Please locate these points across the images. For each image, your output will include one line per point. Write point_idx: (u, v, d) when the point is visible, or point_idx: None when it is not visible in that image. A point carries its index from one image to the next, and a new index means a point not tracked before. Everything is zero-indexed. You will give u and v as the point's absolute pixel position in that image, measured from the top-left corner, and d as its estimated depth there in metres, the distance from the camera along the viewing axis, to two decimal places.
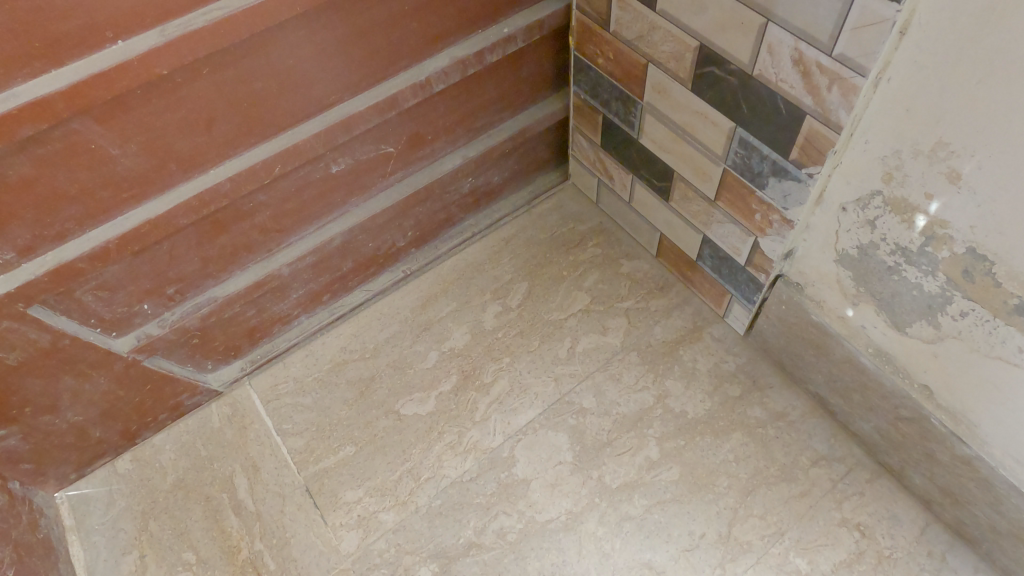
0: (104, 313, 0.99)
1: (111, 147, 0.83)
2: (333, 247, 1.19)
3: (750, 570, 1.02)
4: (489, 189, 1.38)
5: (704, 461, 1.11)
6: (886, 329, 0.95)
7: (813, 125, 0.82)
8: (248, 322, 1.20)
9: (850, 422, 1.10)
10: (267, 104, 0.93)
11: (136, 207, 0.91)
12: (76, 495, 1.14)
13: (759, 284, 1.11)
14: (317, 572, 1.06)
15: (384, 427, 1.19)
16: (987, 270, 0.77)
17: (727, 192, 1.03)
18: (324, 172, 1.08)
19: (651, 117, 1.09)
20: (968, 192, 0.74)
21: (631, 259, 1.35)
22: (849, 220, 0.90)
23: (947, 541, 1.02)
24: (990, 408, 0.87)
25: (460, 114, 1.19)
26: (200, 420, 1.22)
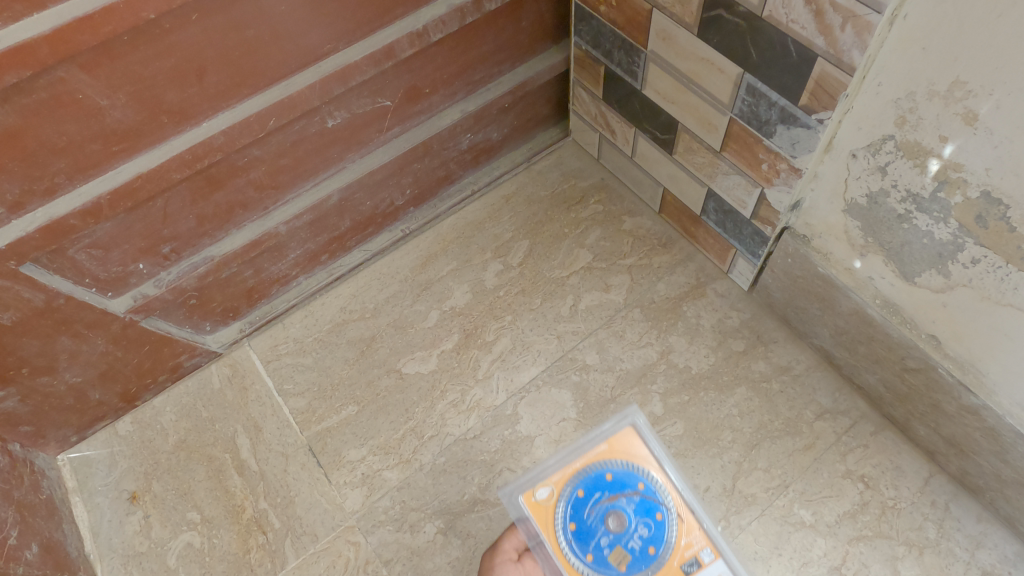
0: (99, 272, 0.97)
1: (100, 98, 0.80)
2: (330, 205, 1.17)
3: (754, 522, 1.03)
4: (488, 145, 1.35)
5: (708, 416, 1.11)
6: (894, 279, 0.94)
7: (824, 68, 0.79)
8: (245, 283, 1.18)
9: (855, 374, 1.10)
10: (260, 54, 0.89)
11: (127, 161, 0.88)
12: (78, 457, 1.14)
13: (764, 237, 1.09)
14: (323, 529, 1.07)
15: (386, 386, 1.18)
16: (1001, 214, 0.75)
17: (733, 142, 1.01)
18: (321, 127, 1.05)
19: (655, 67, 1.06)
20: (984, 133, 0.72)
21: (633, 216, 1.33)
22: (859, 167, 0.88)
23: (951, 491, 1.03)
24: (1000, 357, 0.87)
25: (459, 66, 1.15)
26: (200, 381, 1.21)
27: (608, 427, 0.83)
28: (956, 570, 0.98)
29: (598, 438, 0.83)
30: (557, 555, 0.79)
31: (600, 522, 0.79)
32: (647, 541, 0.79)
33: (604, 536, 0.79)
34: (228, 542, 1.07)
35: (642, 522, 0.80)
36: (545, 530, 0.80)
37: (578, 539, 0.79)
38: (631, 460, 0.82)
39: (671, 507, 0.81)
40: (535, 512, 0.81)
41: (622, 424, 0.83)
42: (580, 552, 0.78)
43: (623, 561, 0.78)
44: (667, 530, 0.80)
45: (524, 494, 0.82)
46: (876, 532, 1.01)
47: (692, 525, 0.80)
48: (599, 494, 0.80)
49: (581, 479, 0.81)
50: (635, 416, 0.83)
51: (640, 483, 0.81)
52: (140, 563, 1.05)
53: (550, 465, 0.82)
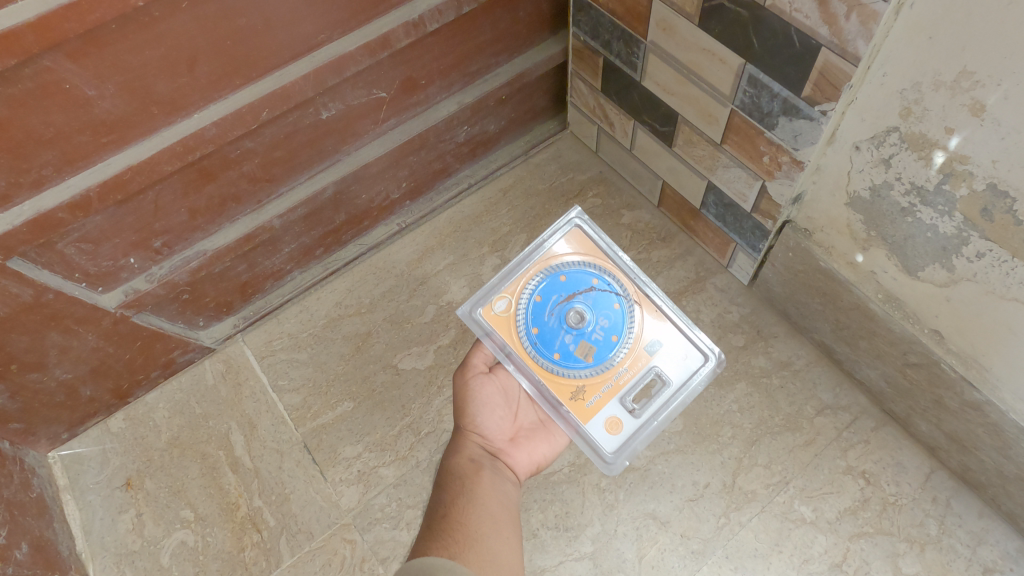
0: (89, 267, 0.95)
1: (87, 88, 0.78)
2: (325, 198, 1.15)
3: (754, 518, 1.02)
4: (485, 138, 1.33)
5: (708, 412, 1.10)
6: (897, 273, 0.93)
7: (829, 58, 0.78)
8: (239, 277, 1.16)
9: (856, 370, 1.09)
10: (252, 44, 0.87)
11: (117, 153, 0.86)
12: (69, 454, 1.12)
13: (765, 231, 1.08)
14: (318, 527, 1.06)
15: (382, 381, 1.17)
16: (1008, 207, 0.74)
17: (733, 134, 0.99)
18: (315, 118, 1.03)
19: (654, 57, 1.04)
20: (991, 125, 0.71)
21: (632, 210, 1.32)
22: (862, 160, 0.87)
23: (952, 487, 1.02)
24: (1004, 353, 0.85)
25: (455, 57, 1.13)
26: (193, 377, 1.19)
27: (554, 231, 0.83)
28: (957, 567, 0.97)
29: (547, 244, 0.83)
30: (526, 361, 0.79)
31: (560, 320, 0.80)
32: (609, 331, 0.80)
33: (568, 334, 0.79)
34: (223, 540, 1.06)
35: (601, 314, 0.80)
36: (509, 341, 0.80)
37: (541, 341, 0.79)
38: (580, 258, 0.82)
39: (629, 295, 0.82)
40: (498, 325, 0.80)
41: (566, 226, 0.83)
42: (546, 352, 0.79)
43: (590, 353, 0.79)
44: (628, 318, 0.81)
45: (483, 309, 0.80)
46: (877, 529, 1.00)
47: (647, 311, 0.81)
48: (556, 296, 0.80)
49: (537, 282, 0.81)
50: (579, 216, 0.83)
51: (594, 279, 0.81)
52: (133, 562, 1.04)
53: (501, 276, 0.82)
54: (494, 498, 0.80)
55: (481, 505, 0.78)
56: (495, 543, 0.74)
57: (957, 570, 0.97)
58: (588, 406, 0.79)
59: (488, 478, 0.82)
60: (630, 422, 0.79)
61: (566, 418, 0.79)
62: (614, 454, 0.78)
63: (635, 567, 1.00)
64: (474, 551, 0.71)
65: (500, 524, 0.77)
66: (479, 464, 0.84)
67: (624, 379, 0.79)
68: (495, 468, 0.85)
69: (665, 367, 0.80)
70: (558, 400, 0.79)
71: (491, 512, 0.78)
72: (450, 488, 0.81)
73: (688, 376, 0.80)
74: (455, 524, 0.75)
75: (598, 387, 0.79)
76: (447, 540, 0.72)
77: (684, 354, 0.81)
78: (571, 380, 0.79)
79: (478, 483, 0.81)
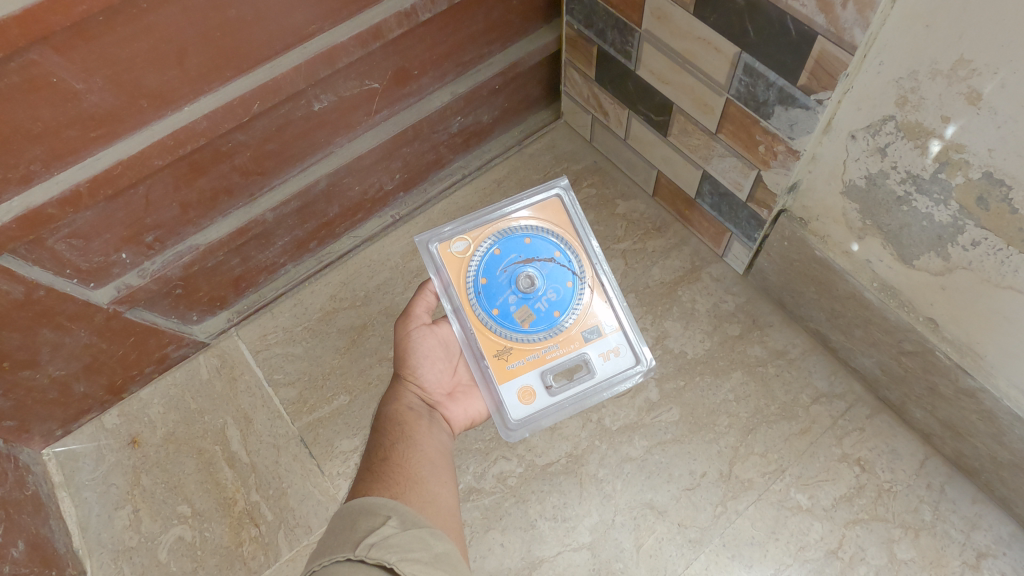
0: (80, 263, 0.94)
1: (75, 82, 0.76)
2: (318, 190, 1.14)
3: (751, 506, 1.03)
4: (478, 128, 1.32)
5: (704, 401, 1.10)
6: (892, 262, 0.93)
7: (825, 47, 0.77)
8: (232, 272, 1.15)
9: (851, 358, 1.09)
10: (243, 35, 0.86)
11: (106, 148, 0.85)
12: (64, 451, 1.11)
13: (760, 221, 1.08)
14: (316, 521, 1.06)
15: (378, 374, 1.17)
16: (1003, 196, 0.74)
17: (729, 124, 0.99)
18: (307, 110, 1.02)
19: (649, 46, 1.03)
20: (988, 113, 0.70)
21: (627, 199, 1.31)
22: (858, 148, 0.87)
23: (946, 473, 1.03)
24: (998, 340, 0.86)
25: (448, 47, 1.12)
26: (188, 372, 1.18)
27: (535, 195, 0.87)
28: (951, 552, 0.98)
29: (523, 205, 0.87)
30: (466, 306, 0.83)
31: (510, 279, 0.84)
32: (553, 305, 0.85)
33: (512, 295, 0.84)
34: (220, 535, 1.05)
35: (551, 287, 0.85)
36: (455, 282, 0.84)
37: (486, 292, 0.84)
38: (548, 228, 0.87)
39: (583, 278, 0.87)
40: (449, 263, 0.84)
41: (547, 193, 0.87)
42: (486, 304, 0.84)
43: (527, 319, 0.84)
44: (574, 299, 0.86)
45: (440, 244, 0.84)
46: (872, 515, 1.01)
47: (595, 298, 0.87)
48: (514, 256, 0.85)
49: (499, 239, 0.85)
50: (561, 189, 0.87)
51: (556, 252, 0.86)
52: (131, 558, 1.04)
53: (466, 219, 0.85)
54: (432, 445, 0.80)
55: (420, 450, 0.78)
56: (435, 487, 0.74)
57: (952, 555, 0.98)
58: (509, 368, 0.83)
59: (426, 427, 0.82)
60: (543, 397, 0.84)
61: (483, 372, 0.83)
62: (515, 420, 0.83)
63: (633, 556, 1.01)
64: (415, 492, 0.71)
65: (439, 469, 0.77)
66: (417, 414, 0.83)
67: (551, 354, 0.84)
68: (433, 418, 0.85)
69: (594, 356, 0.85)
70: (483, 353, 0.83)
71: (429, 457, 0.78)
72: (390, 433, 0.80)
73: (612, 372, 0.86)
74: (395, 465, 0.74)
75: (524, 354, 0.84)
76: (389, 481, 0.71)
77: (615, 351, 0.86)
78: (499, 338, 0.83)
79: (416, 431, 0.80)
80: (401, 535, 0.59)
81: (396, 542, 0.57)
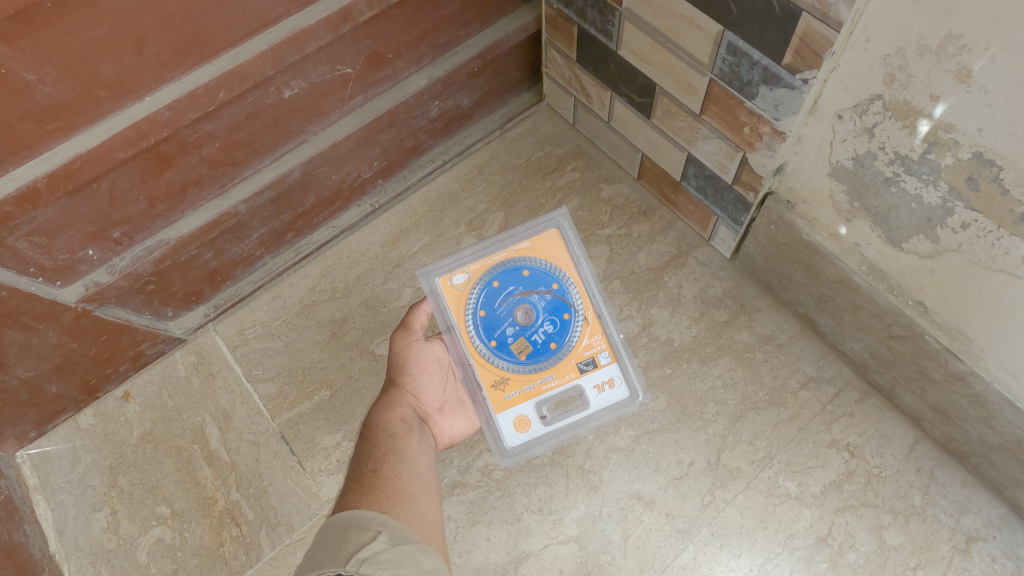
0: (44, 261, 0.91)
1: (26, 73, 0.73)
2: (293, 181, 1.11)
3: (739, 495, 1.01)
4: (458, 113, 1.28)
5: (692, 389, 1.09)
6: (880, 245, 0.91)
7: (809, 23, 0.74)
8: (206, 266, 1.12)
9: (840, 342, 1.07)
10: (205, 20, 0.82)
11: (63, 141, 0.81)
12: (38, 453, 1.09)
13: (747, 204, 1.05)
14: (298, 519, 1.04)
15: (359, 368, 1.14)
16: (994, 176, 0.71)
17: (713, 105, 0.96)
18: (277, 98, 0.98)
19: (630, 25, 0.99)
20: (978, 91, 0.68)
21: (611, 183, 1.28)
22: (845, 129, 0.84)
23: (936, 457, 1.02)
24: (988, 324, 0.84)
25: (423, 29, 1.08)
26: (164, 369, 1.15)
27: (534, 227, 0.86)
28: (940, 537, 0.97)
29: (522, 236, 0.86)
30: (465, 339, 0.83)
31: (508, 312, 0.84)
32: (550, 337, 0.84)
33: (510, 326, 0.84)
34: (201, 536, 1.04)
35: (548, 320, 0.85)
36: (455, 314, 0.84)
37: (485, 325, 0.84)
38: (549, 261, 0.86)
39: (579, 313, 0.86)
40: (450, 296, 0.84)
41: (546, 225, 0.86)
42: (485, 336, 0.84)
43: (524, 351, 0.84)
44: (572, 329, 0.85)
45: (442, 277, 0.85)
46: (861, 502, 1.00)
47: (591, 331, 0.85)
48: (512, 288, 0.85)
49: (498, 271, 0.85)
50: (561, 220, 0.86)
51: (554, 283, 0.85)
52: (109, 561, 1.02)
53: (468, 253, 0.85)
54: (421, 461, 0.77)
55: (410, 465, 0.75)
56: (423, 503, 0.71)
57: (941, 539, 0.97)
58: (505, 398, 0.83)
59: (417, 442, 0.79)
60: (539, 426, 0.84)
61: (480, 403, 0.84)
62: (513, 449, 0.84)
63: (620, 548, 0.99)
64: (404, 507, 0.69)
65: (427, 486, 0.74)
66: (409, 427, 0.81)
67: (547, 386, 0.84)
68: (423, 433, 0.82)
69: (589, 388, 0.85)
70: (480, 384, 0.83)
71: (419, 473, 0.75)
72: (380, 443, 0.77)
73: (608, 403, 0.85)
74: (384, 479, 0.72)
75: (520, 384, 0.83)
76: (379, 494, 0.69)
77: (611, 382, 0.85)
78: (496, 368, 0.83)
79: (407, 445, 0.78)
80: (392, 551, 0.57)
81: (387, 558, 0.56)
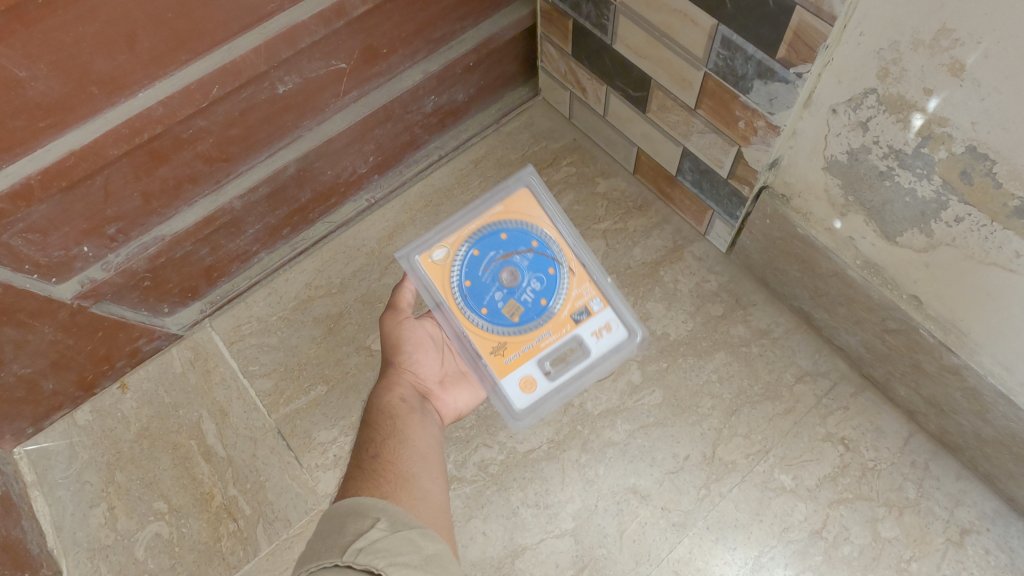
0: (39, 258, 0.91)
1: (18, 69, 0.72)
2: (288, 176, 1.10)
3: (735, 489, 1.02)
4: (454, 107, 1.28)
5: (687, 383, 1.09)
6: (875, 239, 0.91)
7: (803, 17, 0.74)
8: (202, 261, 1.12)
9: (835, 336, 1.07)
10: (197, 15, 0.82)
11: (56, 138, 0.81)
12: (36, 449, 1.09)
13: (742, 198, 1.05)
14: (295, 514, 1.04)
15: (356, 363, 1.14)
16: (987, 170, 0.71)
17: (708, 99, 0.96)
18: (271, 93, 0.98)
19: (625, 20, 0.99)
20: (971, 85, 0.68)
21: (607, 177, 1.28)
22: (839, 123, 0.84)
23: (931, 450, 1.03)
24: (982, 318, 0.84)
25: (418, 24, 1.07)
26: (160, 365, 1.15)
27: (502, 187, 0.84)
28: (934, 529, 0.97)
29: (492, 199, 0.84)
30: (455, 312, 0.82)
31: (493, 276, 0.83)
32: (539, 293, 0.83)
33: (498, 291, 0.83)
34: (198, 531, 1.04)
35: (535, 276, 0.84)
36: (441, 288, 0.82)
37: (472, 293, 0.83)
38: (525, 219, 0.85)
39: (564, 263, 0.84)
40: (432, 272, 0.83)
41: (513, 185, 0.85)
42: (473, 305, 0.82)
43: (516, 312, 0.83)
44: (559, 283, 0.84)
45: (421, 255, 0.83)
46: (856, 495, 1.00)
47: (579, 279, 0.84)
48: (494, 253, 0.83)
49: (474, 238, 0.83)
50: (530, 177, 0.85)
51: (533, 241, 0.84)
52: (107, 557, 1.02)
53: (440, 227, 0.83)
54: (424, 441, 0.77)
55: (412, 446, 0.75)
56: (426, 483, 0.71)
57: (935, 532, 0.97)
58: (507, 361, 0.82)
59: (419, 422, 0.80)
60: (544, 384, 0.83)
61: (484, 372, 0.83)
62: (524, 411, 0.83)
63: (616, 541, 1.00)
64: (407, 491, 0.68)
65: (430, 466, 0.75)
66: (410, 406, 0.81)
67: (545, 341, 0.83)
68: (425, 412, 0.82)
69: (588, 336, 0.84)
70: (479, 353, 0.82)
71: (421, 453, 0.75)
72: (381, 426, 0.77)
73: (608, 348, 0.85)
74: (386, 463, 0.72)
75: (518, 346, 0.82)
76: (380, 479, 0.68)
77: (608, 327, 0.85)
78: (494, 335, 0.82)
79: (409, 426, 0.78)
80: (390, 538, 0.57)
81: (384, 547, 0.55)
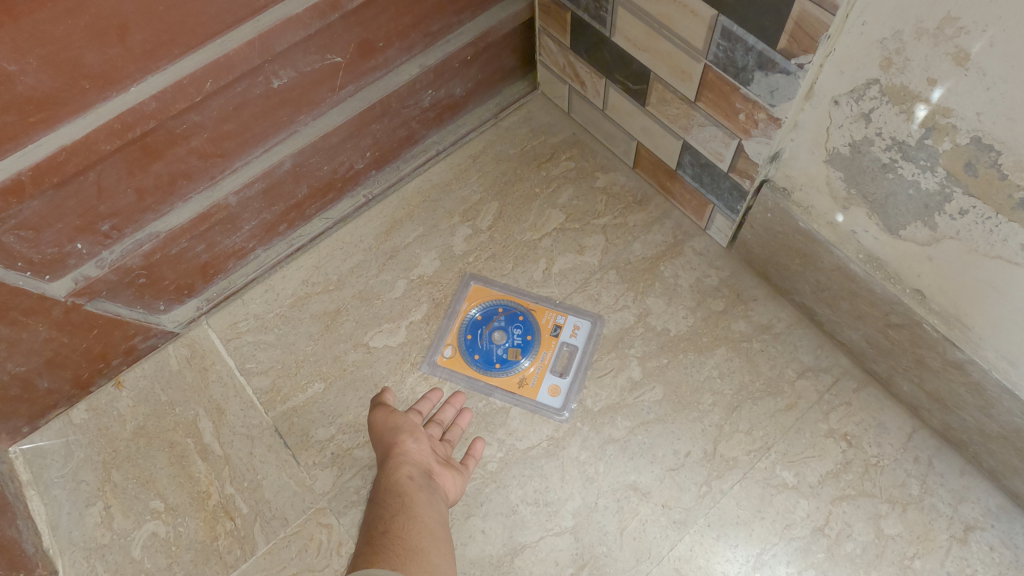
0: (33, 255, 0.90)
1: (7, 63, 0.71)
2: (284, 172, 1.09)
3: (736, 485, 1.01)
4: (451, 102, 1.27)
5: (688, 378, 1.08)
6: (878, 233, 0.90)
7: (804, 7, 0.73)
8: (198, 258, 1.11)
9: (837, 331, 1.06)
10: (189, 8, 0.81)
11: (47, 133, 0.80)
12: (31, 448, 1.08)
13: (743, 192, 1.04)
14: (293, 513, 1.03)
15: (353, 360, 1.13)
16: (992, 161, 0.70)
17: (708, 92, 0.94)
18: (265, 88, 0.96)
19: (624, 11, 0.98)
20: (976, 75, 0.66)
21: (607, 172, 1.27)
22: (841, 115, 0.83)
23: (934, 446, 1.01)
24: (987, 311, 0.83)
25: (414, 17, 1.06)
26: (157, 363, 1.14)
27: None
28: (938, 526, 0.96)
29: None
30: None
31: None
32: None
33: None
34: (195, 530, 1.03)
35: None
36: None
37: None
38: None
39: None
40: None
41: None
42: None
43: None
44: None
45: None
46: (859, 491, 0.99)
47: None
48: None
49: None
50: None
51: None
52: (103, 556, 1.01)
53: None
54: (431, 516, 0.79)
55: (421, 522, 0.77)
56: (435, 557, 0.72)
57: (939, 529, 0.96)
58: None
59: (426, 499, 0.82)
60: None
61: None
62: None
63: (616, 539, 0.99)
64: (415, 563, 0.69)
65: (439, 541, 0.75)
66: (416, 483, 0.84)
67: None
68: (431, 490, 0.85)
69: None
70: None
71: (429, 529, 0.76)
72: (388, 504, 0.79)
73: None
74: (394, 538, 0.73)
75: None
76: (389, 552, 0.69)
77: None
78: None
79: (417, 503, 0.80)
80: None
81: None
